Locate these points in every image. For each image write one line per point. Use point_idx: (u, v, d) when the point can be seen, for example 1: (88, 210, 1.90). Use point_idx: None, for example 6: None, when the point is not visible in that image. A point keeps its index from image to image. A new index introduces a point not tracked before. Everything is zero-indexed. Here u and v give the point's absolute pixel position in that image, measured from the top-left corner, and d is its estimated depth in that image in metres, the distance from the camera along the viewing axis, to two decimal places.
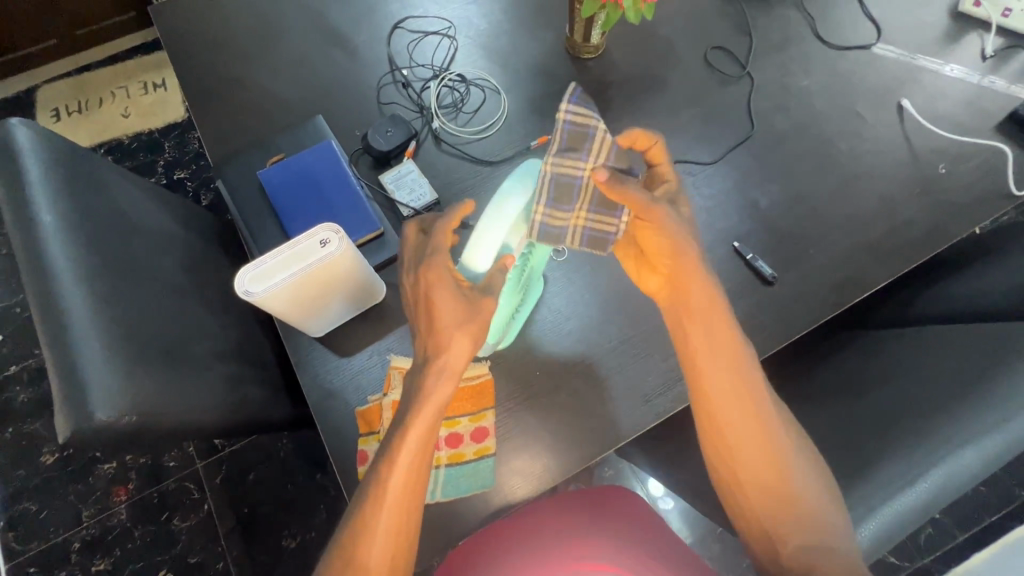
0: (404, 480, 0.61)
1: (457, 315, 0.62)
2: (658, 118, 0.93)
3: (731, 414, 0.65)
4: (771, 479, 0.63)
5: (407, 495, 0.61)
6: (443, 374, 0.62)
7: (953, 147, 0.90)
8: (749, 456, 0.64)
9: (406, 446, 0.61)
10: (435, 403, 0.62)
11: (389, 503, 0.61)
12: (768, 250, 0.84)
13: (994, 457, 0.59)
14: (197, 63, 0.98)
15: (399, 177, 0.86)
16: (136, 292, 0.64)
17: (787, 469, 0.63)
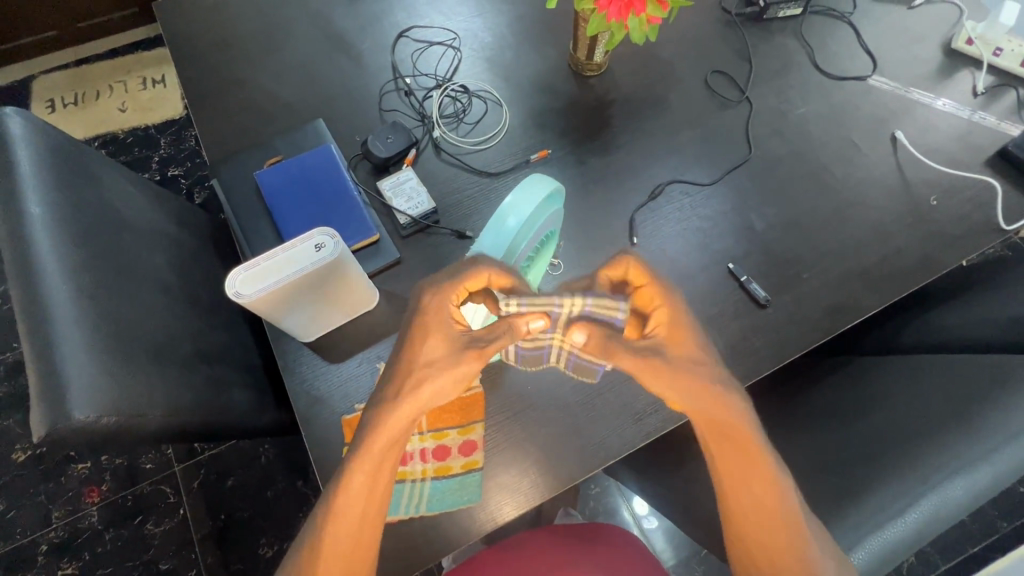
0: (348, 532, 0.57)
1: (437, 362, 0.58)
2: (657, 138, 0.94)
3: (738, 485, 0.59)
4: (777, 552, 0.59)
5: (351, 546, 0.58)
6: (394, 425, 0.57)
7: (944, 179, 0.92)
8: (759, 530, 0.60)
9: (350, 496, 0.57)
10: (383, 454, 0.57)
11: (333, 554, 0.58)
12: (762, 272, 0.85)
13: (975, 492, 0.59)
14: (199, 61, 0.97)
15: (398, 185, 0.86)
16: (123, 289, 0.63)
17: (788, 537, 0.59)
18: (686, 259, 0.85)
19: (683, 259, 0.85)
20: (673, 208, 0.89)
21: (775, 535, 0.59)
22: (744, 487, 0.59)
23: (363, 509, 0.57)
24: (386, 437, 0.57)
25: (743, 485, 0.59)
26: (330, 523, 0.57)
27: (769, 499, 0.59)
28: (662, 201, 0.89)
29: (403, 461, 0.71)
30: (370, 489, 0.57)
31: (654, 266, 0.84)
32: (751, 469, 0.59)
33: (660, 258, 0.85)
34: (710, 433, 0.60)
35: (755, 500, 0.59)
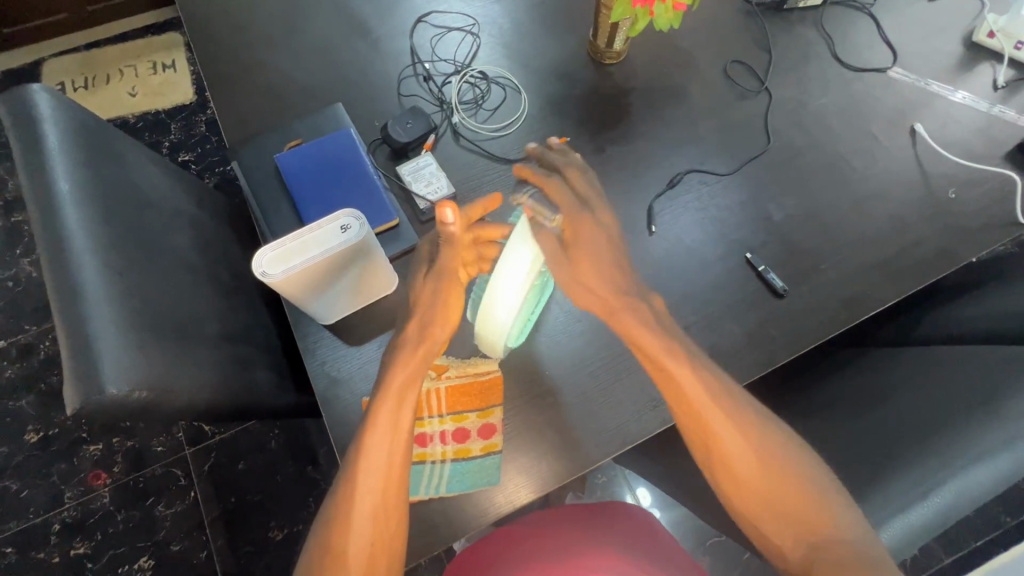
0: (377, 474, 0.62)
1: (431, 301, 0.69)
2: (676, 127, 0.94)
3: (710, 416, 0.64)
4: (763, 487, 0.61)
5: (379, 490, 0.61)
6: (408, 366, 0.66)
7: (963, 172, 0.92)
8: (738, 464, 0.62)
9: (376, 436, 0.63)
10: (402, 392, 0.65)
11: (363, 495, 0.61)
12: (780, 262, 0.85)
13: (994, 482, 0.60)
14: (218, 44, 0.97)
15: (417, 169, 0.86)
16: (149, 268, 0.63)
17: (779, 469, 0.61)
18: (704, 248, 0.85)
19: (700, 248, 0.85)
20: (692, 197, 0.89)
21: (756, 467, 0.62)
22: (715, 419, 0.64)
23: (390, 451, 0.62)
24: (403, 377, 0.65)
25: (707, 416, 0.64)
26: (359, 466, 0.62)
27: (733, 431, 0.63)
28: (680, 190, 0.89)
29: (423, 443, 0.71)
30: (393, 427, 0.63)
31: (672, 255, 0.85)
32: (713, 398, 0.64)
33: (678, 247, 0.85)
34: (677, 407, 0.65)
35: (726, 433, 0.63)
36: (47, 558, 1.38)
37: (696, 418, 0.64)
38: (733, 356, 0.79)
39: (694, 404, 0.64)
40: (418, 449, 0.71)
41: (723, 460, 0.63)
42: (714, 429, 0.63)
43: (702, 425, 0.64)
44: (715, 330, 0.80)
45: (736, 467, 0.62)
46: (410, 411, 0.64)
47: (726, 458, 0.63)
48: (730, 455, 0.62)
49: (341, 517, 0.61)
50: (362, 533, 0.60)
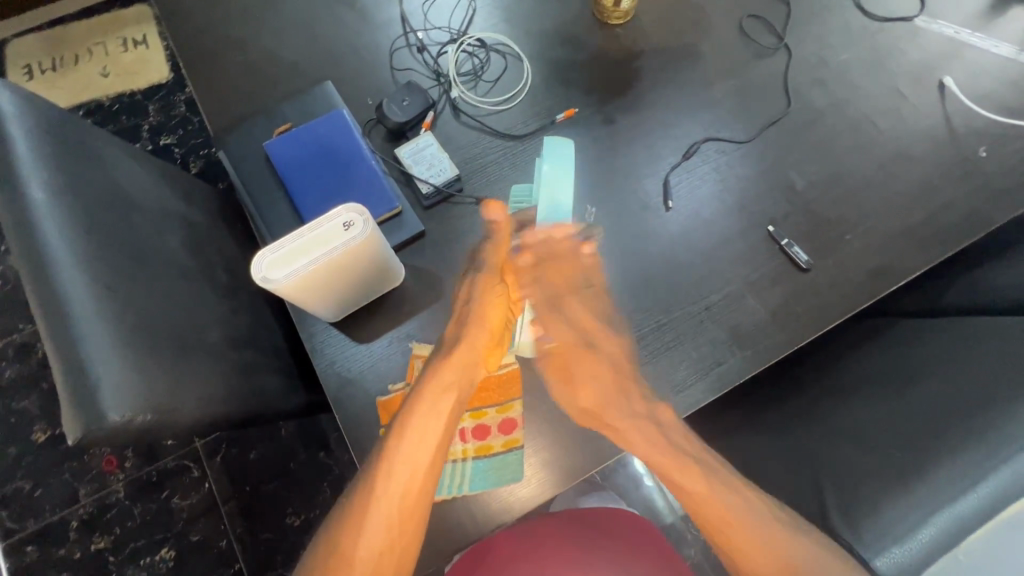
0: (389, 502, 0.62)
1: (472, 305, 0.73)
2: (690, 91, 0.88)
3: (705, 507, 0.65)
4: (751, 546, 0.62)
5: (398, 503, 0.62)
6: (435, 394, 0.67)
7: (995, 128, 0.87)
8: (748, 544, 0.62)
9: (397, 461, 0.63)
10: (432, 416, 0.66)
11: (381, 494, 0.62)
12: (803, 234, 0.81)
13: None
14: (191, 20, 0.89)
15: (417, 151, 0.80)
16: (141, 277, 0.59)
17: (776, 543, 0.61)
18: (724, 223, 0.81)
19: (720, 223, 0.81)
20: (709, 169, 0.84)
21: (741, 528, 0.63)
22: (703, 486, 0.66)
23: (411, 464, 0.63)
24: (434, 402, 0.66)
25: (724, 518, 0.64)
26: (372, 485, 0.63)
27: (757, 543, 0.62)
28: (697, 161, 0.84)
29: None
30: (415, 451, 0.64)
31: (691, 231, 0.80)
32: (704, 473, 0.67)
33: (697, 222, 0.81)
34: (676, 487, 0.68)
35: (712, 508, 0.65)
36: (68, 554, 1.38)
37: (687, 487, 0.67)
38: (757, 335, 0.76)
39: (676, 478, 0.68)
40: None
41: (736, 543, 0.63)
42: (706, 510, 0.65)
43: (705, 510, 0.65)
44: (738, 310, 0.77)
45: (728, 530, 0.63)
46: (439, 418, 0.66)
47: (717, 525, 0.64)
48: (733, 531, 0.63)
49: (345, 541, 0.62)
50: (373, 536, 0.61)
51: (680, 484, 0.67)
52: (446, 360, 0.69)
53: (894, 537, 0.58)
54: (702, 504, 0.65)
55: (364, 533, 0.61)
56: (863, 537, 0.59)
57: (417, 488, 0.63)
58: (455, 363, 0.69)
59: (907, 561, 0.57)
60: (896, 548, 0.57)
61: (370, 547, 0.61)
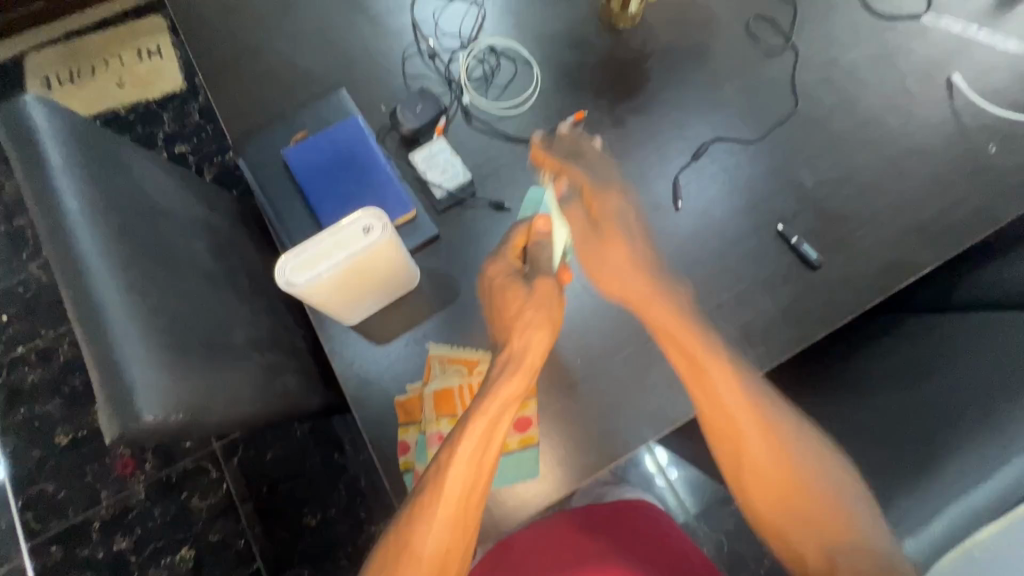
0: (450, 512, 0.61)
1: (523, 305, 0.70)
2: (699, 92, 0.89)
3: (741, 436, 0.66)
4: (779, 470, 0.64)
5: (465, 505, 0.62)
6: (508, 402, 0.65)
7: (1004, 124, 0.87)
8: (766, 469, 0.65)
9: (461, 472, 0.62)
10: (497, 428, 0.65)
11: (447, 497, 0.62)
12: (813, 232, 0.82)
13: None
14: (209, 32, 0.92)
15: (431, 156, 0.82)
16: (169, 282, 0.61)
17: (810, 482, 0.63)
18: (734, 222, 0.82)
19: (731, 222, 0.82)
20: (718, 169, 0.85)
21: (772, 447, 0.65)
22: (743, 397, 0.66)
23: (479, 470, 0.63)
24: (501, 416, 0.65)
25: (744, 440, 0.66)
26: (438, 489, 0.61)
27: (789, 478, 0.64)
28: (706, 161, 0.85)
29: None
30: (481, 454, 0.63)
31: (701, 231, 0.81)
32: (737, 382, 0.67)
33: (707, 222, 0.82)
34: (709, 426, 0.67)
35: (745, 417, 0.66)
36: (91, 555, 1.42)
37: (721, 418, 0.66)
38: (768, 333, 0.77)
39: (713, 384, 0.66)
40: None
41: (754, 469, 0.65)
42: (742, 443, 0.66)
43: (735, 453, 0.66)
44: (749, 308, 0.78)
45: (750, 448, 0.65)
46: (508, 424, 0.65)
47: (742, 440, 0.66)
48: (758, 465, 0.65)
49: (410, 543, 0.61)
50: (439, 537, 0.61)
51: (715, 423, 0.66)
52: (510, 367, 0.67)
53: (907, 529, 0.59)
54: (723, 439, 0.66)
55: (429, 536, 0.61)
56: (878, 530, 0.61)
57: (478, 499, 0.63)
58: (520, 375, 0.67)
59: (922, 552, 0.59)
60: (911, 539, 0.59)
61: (436, 548, 0.61)
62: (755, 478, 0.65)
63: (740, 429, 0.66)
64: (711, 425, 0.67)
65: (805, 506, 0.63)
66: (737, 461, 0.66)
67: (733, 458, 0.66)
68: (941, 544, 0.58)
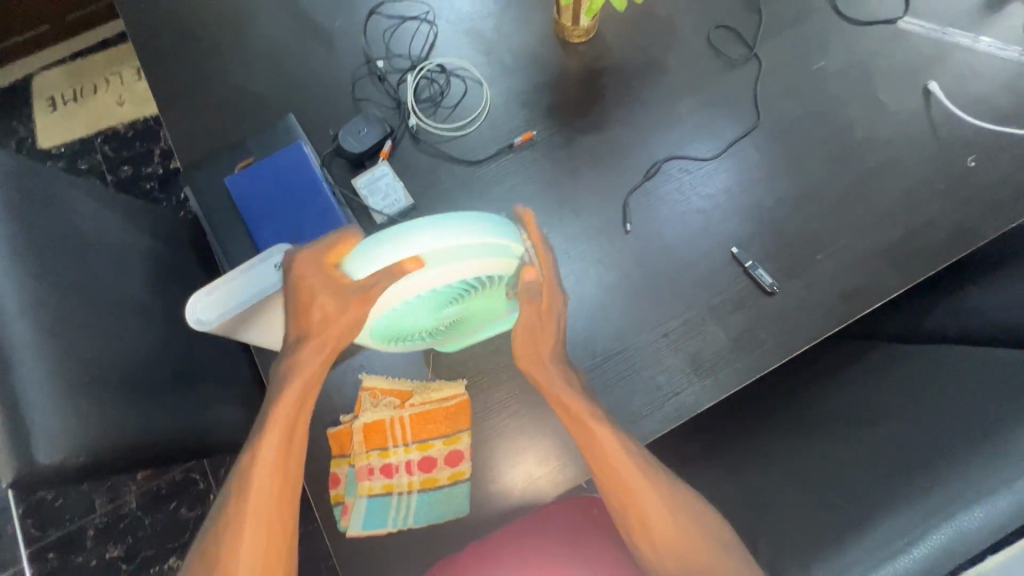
0: (256, 542, 0.57)
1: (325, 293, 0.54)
2: (655, 108, 0.86)
3: (628, 480, 0.60)
4: (653, 518, 0.59)
5: (278, 505, 0.58)
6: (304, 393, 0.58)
7: (985, 136, 0.81)
8: (648, 512, 0.59)
9: (264, 479, 0.57)
10: (293, 440, 0.59)
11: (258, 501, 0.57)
12: (771, 255, 0.77)
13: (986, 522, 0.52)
14: (166, 59, 0.93)
15: (373, 181, 0.81)
16: (92, 319, 0.61)
17: (679, 516, 0.59)
18: (686, 245, 0.78)
19: (681, 245, 0.78)
20: (671, 188, 0.81)
21: (654, 501, 0.59)
22: (628, 468, 0.60)
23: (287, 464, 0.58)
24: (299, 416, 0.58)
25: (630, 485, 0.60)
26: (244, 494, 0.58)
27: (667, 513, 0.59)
28: (659, 180, 0.82)
29: (389, 474, 0.71)
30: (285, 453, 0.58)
31: (650, 254, 0.78)
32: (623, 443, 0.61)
33: (657, 245, 0.79)
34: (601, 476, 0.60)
35: (632, 479, 0.60)
36: (85, 562, 1.46)
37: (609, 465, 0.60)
38: (717, 364, 0.73)
39: (601, 454, 0.60)
40: (384, 480, 0.70)
41: (641, 515, 0.59)
42: (628, 487, 0.60)
43: (621, 491, 0.60)
44: (698, 336, 0.74)
45: (642, 509, 0.59)
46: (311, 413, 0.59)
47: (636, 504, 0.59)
48: (637, 503, 0.59)
49: (223, 553, 0.57)
50: (255, 545, 0.57)
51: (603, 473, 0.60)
52: (300, 367, 0.58)
53: None
54: (618, 485, 0.60)
55: (242, 544, 0.57)
56: None
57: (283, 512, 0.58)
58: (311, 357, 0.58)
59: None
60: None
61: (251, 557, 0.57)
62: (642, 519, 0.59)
63: (621, 473, 0.59)
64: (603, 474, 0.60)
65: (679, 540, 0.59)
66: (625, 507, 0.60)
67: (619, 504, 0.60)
68: None
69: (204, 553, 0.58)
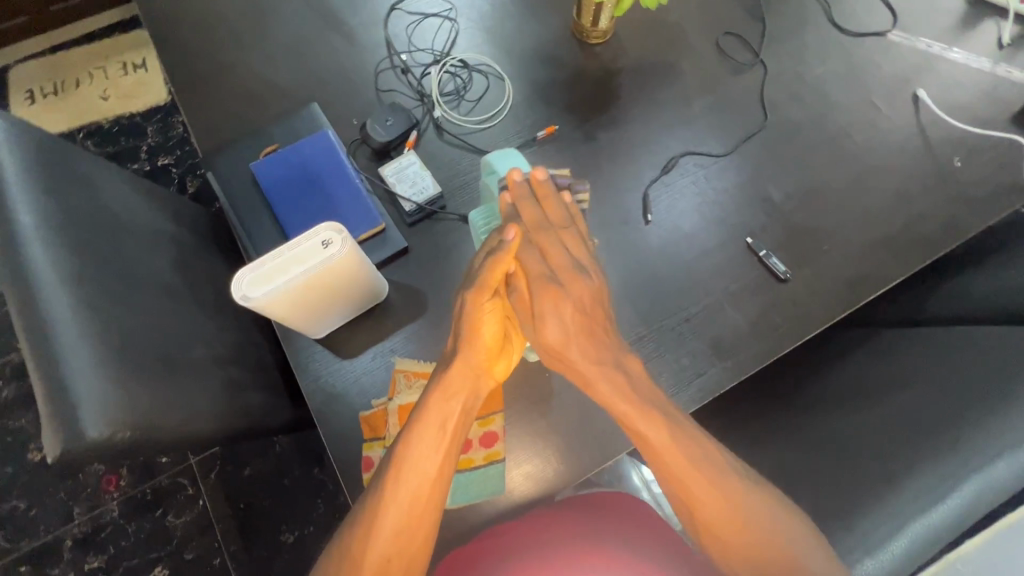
0: (398, 528, 0.60)
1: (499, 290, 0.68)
2: (669, 107, 0.90)
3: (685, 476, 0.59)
4: (721, 515, 0.58)
5: (415, 498, 0.60)
6: (457, 390, 0.64)
7: (968, 138, 0.88)
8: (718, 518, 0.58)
9: (413, 475, 0.61)
10: (425, 467, 0.61)
11: (400, 495, 0.60)
12: (781, 245, 0.82)
13: (1001, 476, 0.56)
14: (184, 47, 0.92)
15: (400, 169, 0.82)
16: (127, 295, 0.60)
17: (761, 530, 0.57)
18: (703, 234, 0.82)
19: (700, 236, 0.82)
20: (687, 182, 0.85)
21: (719, 503, 0.58)
22: (705, 496, 0.59)
23: (435, 456, 0.62)
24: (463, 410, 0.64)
25: (694, 488, 0.59)
26: (386, 496, 0.60)
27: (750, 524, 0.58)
28: (675, 174, 0.86)
29: None
30: (427, 454, 0.62)
31: (672, 244, 0.82)
32: (695, 460, 0.60)
33: (676, 235, 0.82)
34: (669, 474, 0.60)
35: (696, 485, 0.59)
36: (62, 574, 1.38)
37: (678, 471, 0.60)
38: (736, 347, 0.76)
39: (665, 463, 0.60)
40: None
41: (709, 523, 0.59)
42: (688, 487, 0.59)
43: (693, 498, 0.59)
44: (717, 321, 0.78)
45: (708, 521, 0.59)
46: (460, 406, 0.64)
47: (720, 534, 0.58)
48: (705, 504, 0.59)
49: (356, 551, 0.60)
50: (387, 535, 0.59)
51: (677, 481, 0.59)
52: (430, 418, 0.63)
53: (871, 548, 0.55)
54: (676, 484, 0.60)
55: (375, 538, 0.59)
56: (839, 550, 0.56)
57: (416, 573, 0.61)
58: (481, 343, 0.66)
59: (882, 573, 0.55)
60: (870, 560, 0.55)
61: (381, 553, 0.59)
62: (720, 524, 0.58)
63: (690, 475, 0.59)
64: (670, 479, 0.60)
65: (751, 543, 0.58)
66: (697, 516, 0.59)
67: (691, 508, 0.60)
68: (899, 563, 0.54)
69: (340, 549, 0.61)
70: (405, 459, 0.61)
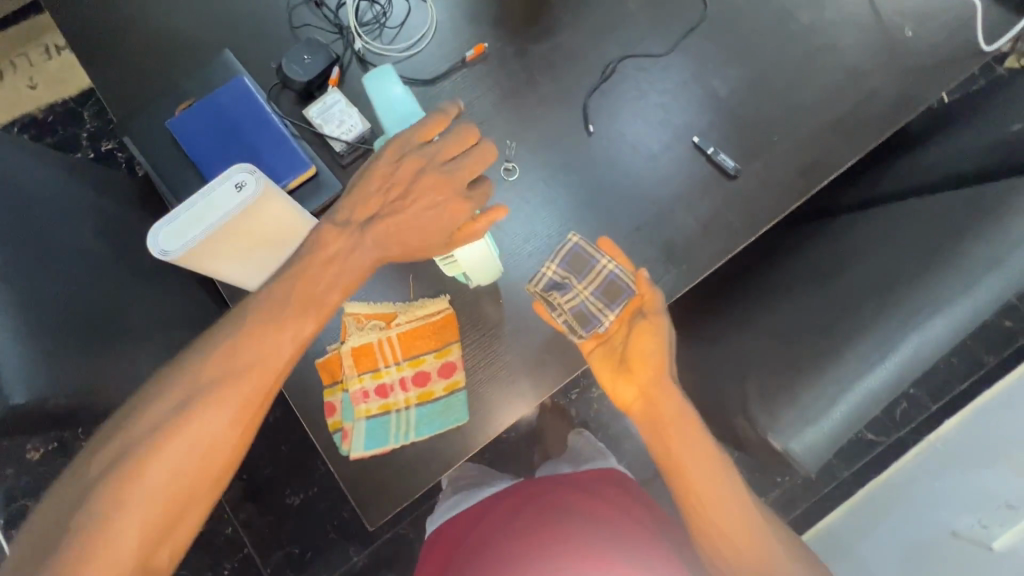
0: (192, 436, 0.53)
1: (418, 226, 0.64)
2: (604, 8, 0.84)
3: (706, 496, 0.62)
4: (732, 518, 0.61)
5: (231, 402, 0.54)
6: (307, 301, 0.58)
7: (920, 6, 0.83)
8: (724, 516, 0.61)
9: (233, 378, 0.55)
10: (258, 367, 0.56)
11: (213, 399, 0.53)
12: (729, 142, 0.79)
13: (944, 335, 0.55)
14: (78, 3, 0.85)
15: (326, 109, 0.77)
16: (44, 265, 0.58)
17: (757, 531, 0.61)
18: (648, 140, 0.79)
19: (644, 142, 0.79)
20: (628, 87, 0.81)
21: (729, 508, 0.61)
22: (719, 495, 0.62)
23: (263, 350, 0.56)
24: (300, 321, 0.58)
25: (711, 494, 0.62)
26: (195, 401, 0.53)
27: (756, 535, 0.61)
28: (615, 80, 0.81)
29: (384, 395, 0.71)
30: (260, 353, 0.56)
31: (617, 154, 0.79)
32: (714, 474, 0.62)
33: (619, 144, 0.79)
34: (680, 479, 0.63)
35: (715, 489, 0.62)
36: None
37: (692, 479, 0.62)
38: (689, 250, 0.75)
39: (683, 467, 0.63)
40: (381, 401, 0.71)
41: (707, 516, 0.62)
42: (705, 495, 0.62)
43: (702, 501, 0.62)
44: (668, 227, 0.76)
45: (718, 518, 0.61)
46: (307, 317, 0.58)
47: (715, 528, 0.61)
48: (711, 504, 0.61)
49: (146, 438, 0.51)
50: (183, 439, 0.52)
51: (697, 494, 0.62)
52: (270, 320, 0.57)
53: (811, 419, 0.54)
54: (691, 491, 0.62)
55: (179, 419, 0.52)
56: (779, 425, 0.55)
57: (199, 509, 0.54)
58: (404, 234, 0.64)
59: (818, 443, 0.54)
60: (809, 431, 0.54)
61: (174, 436, 0.52)
62: (728, 528, 0.61)
63: (710, 482, 0.62)
64: (682, 480, 0.63)
65: (751, 544, 0.60)
66: (711, 522, 0.61)
67: (688, 502, 0.63)
68: (838, 429, 0.54)
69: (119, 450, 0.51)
70: (212, 384, 0.54)
